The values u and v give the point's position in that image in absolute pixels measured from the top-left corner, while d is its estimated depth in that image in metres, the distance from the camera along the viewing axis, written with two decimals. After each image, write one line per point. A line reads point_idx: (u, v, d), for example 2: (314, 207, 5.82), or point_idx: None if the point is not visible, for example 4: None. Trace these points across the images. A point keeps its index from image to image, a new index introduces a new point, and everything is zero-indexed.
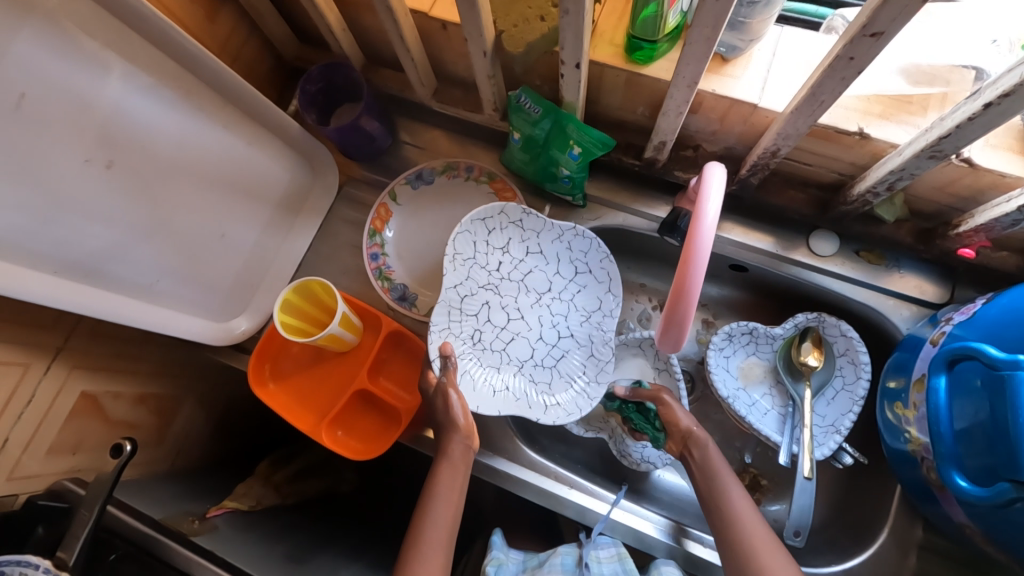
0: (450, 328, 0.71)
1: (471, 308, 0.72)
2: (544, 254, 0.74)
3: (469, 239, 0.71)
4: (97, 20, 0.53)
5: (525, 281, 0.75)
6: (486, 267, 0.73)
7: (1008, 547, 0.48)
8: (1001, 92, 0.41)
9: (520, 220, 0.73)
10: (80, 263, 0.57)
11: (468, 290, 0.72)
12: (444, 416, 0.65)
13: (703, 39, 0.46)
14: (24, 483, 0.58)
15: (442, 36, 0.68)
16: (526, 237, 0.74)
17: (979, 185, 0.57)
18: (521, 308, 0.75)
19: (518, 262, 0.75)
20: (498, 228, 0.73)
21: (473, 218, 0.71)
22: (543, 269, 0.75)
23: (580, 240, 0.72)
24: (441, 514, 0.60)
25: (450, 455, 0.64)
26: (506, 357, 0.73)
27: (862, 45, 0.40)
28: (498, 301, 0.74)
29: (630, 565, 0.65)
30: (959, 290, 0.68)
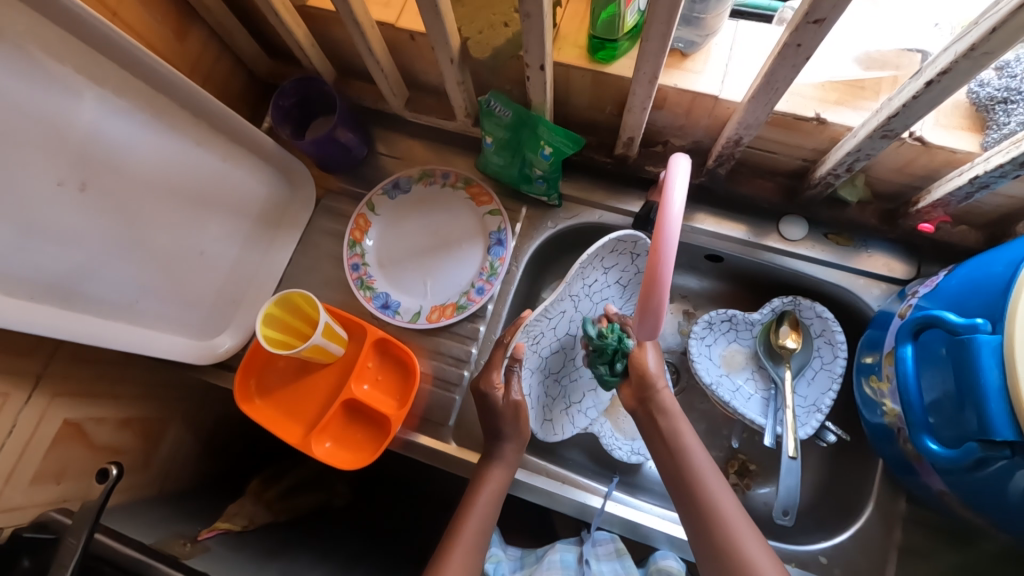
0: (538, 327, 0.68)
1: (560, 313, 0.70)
2: (639, 290, 0.74)
3: (595, 251, 0.68)
4: (66, 44, 0.53)
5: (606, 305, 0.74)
6: (590, 286, 0.69)
7: (982, 508, 0.49)
8: (940, 69, 0.43)
9: (647, 258, 0.69)
10: (57, 287, 0.57)
11: (567, 302, 0.68)
12: (512, 427, 0.65)
13: (660, 35, 0.48)
14: (7, 517, 0.57)
15: (411, 46, 0.70)
16: (639, 272, 0.71)
17: (934, 162, 0.59)
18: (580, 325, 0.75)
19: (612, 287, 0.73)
20: (622, 254, 0.67)
21: (618, 237, 0.63)
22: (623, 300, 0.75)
23: None
24: (477, 515, 0.61)
25: (506, 458, 0.65)
26: (545, 361, 0.73)
27: (808, 32, 0.42)
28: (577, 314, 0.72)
29: (628, 561, 0.67)
30: (925, 266, 0.70)
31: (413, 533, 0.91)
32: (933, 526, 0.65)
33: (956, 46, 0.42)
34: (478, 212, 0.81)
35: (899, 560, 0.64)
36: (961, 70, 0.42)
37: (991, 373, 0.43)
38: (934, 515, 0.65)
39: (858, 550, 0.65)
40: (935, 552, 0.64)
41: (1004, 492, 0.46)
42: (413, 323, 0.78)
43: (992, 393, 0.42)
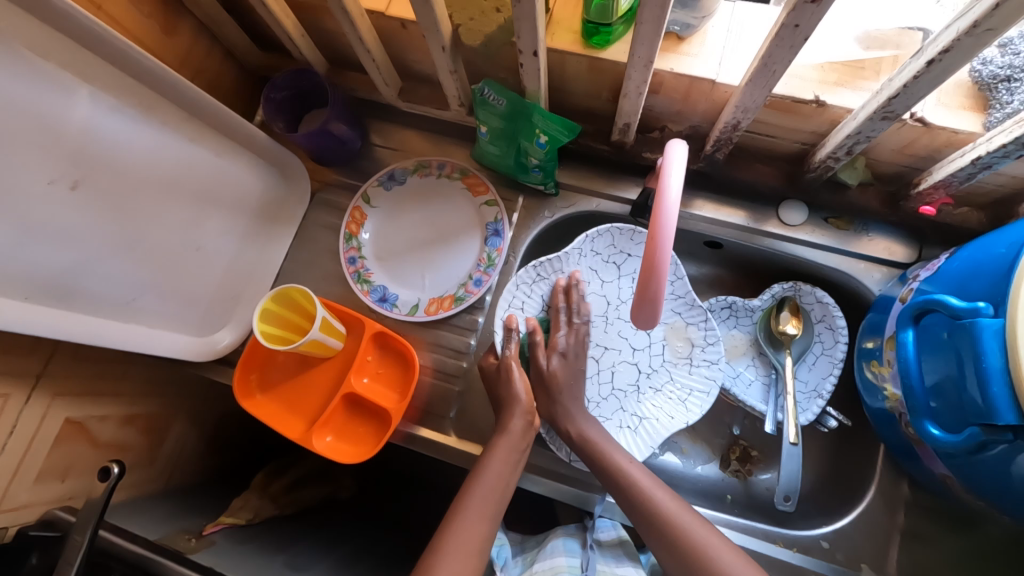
0: (538, 315, 0.75)
1: (554, 303, 0.75)
2: (580, 277, 0.75)
3: (525, 290, 0.75)
4: (51, 40, 0.52)
5: (584, 312, 0.76)
6: (546, 331, 0.76)
7: (981, 492, 0.49)
8: (943, 47, 0.42)
9: (539, 274, 0.74)
10: (49, 286, 0.56)
11: None
12: (505, 390, 0.67)
13: (655, 18, 0.46)
14: (13, 516, 0.58)
15: (402, 35, 0.68)
16: (555, 281, 0.75)
17: (935, 143, 0.58)
18: (599, 340, 0.75)
19: (605, 282, 0.76)
20: (539, 275, 0.74)
21: (518, 280, 0.74)
22: (595, 291, 0.76)
23: (621, 236, 0.73)
24: (485, 484, 0.61)
25: (509, 429, 0.65)
26: (617, 386, 0.74)
27: (806, 12, 0.41)
28: (592, 310, 0.76)
29: (632, 548, 0.67)
30: (927, 249, 0.69)
31: (418, 524, 0.92)
32: (935, 508, 0.65)
33: (959, 22, 0.40)
34: (475, 202, 0.80)
35: (901, 543, 0.64)
36: (963, 49, 0.41)
37: (992, 356, 0.42)
38: (935, 497, 0.65)
39: (861, 535, 0.65)
40: (936, 533, 0.65)
41: (1009, 477, 0.45)
42: (411, 316, 0.78)
43: (995, 377, 0.41)
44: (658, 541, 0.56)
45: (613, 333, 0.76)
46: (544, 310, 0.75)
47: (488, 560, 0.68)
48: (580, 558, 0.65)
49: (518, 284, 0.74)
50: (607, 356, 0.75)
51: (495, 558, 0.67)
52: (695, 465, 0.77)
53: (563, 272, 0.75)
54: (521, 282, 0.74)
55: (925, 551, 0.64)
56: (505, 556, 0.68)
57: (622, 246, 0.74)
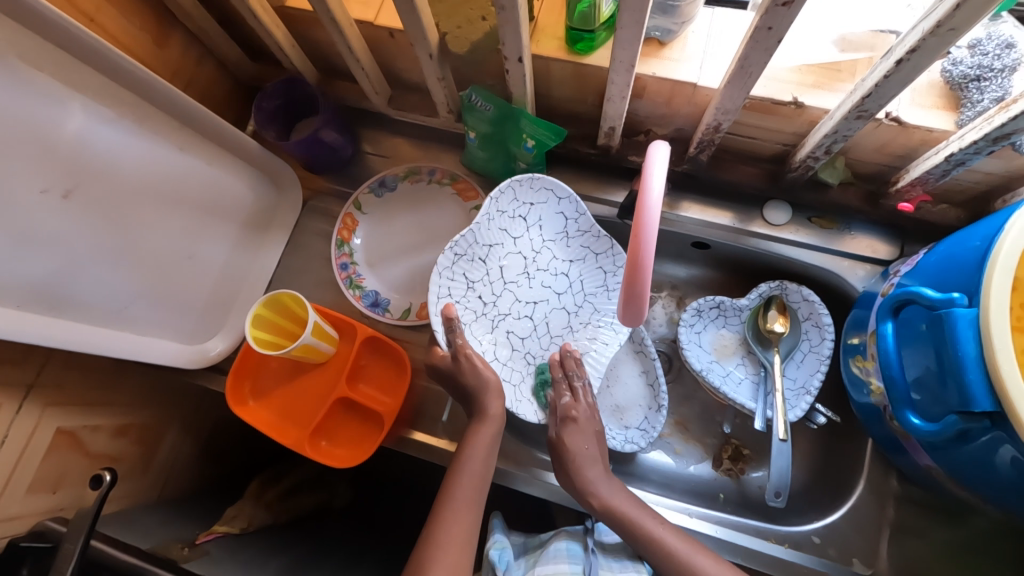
0: (466, 293, 0.68)
1: (476, 276, 0.69)
2: (494, 241, 0.69)
3: (451, 276, 0.67)
4: (43, 51, 0.53)
5: (504, 275, 0.71)
6: (479, 309, 0.70)
7: (968, 481, 0.50)
8: (909, 47, 0.44)
9: (462, 253, 0.67)
10: (42, 295, 0.56)
11: (488, 345, 0.71)
12: (473, 377, 0.65)
13: (634, 23, 0.48)
14: (4, 526, 0.57)
15: (391, 44, 0.70)
16: (473, 254, 0.68)
17: (911, 142, 0.59)
18: (523, 296, 0.73)
19: (517, 239, 0.71)
20: (460, 254, 0.67)
21: (442, 268, 0.66)
22: (508, 251, 0.71)
23: (524, 188, 0.68)
24: (468, 486, 0.61)
25: (490, 415, 0.64)
26: (550, 331, 0.74)
27: (778, 15, 0.43)
28: (511, 271, 0.71)
29: (634, 550, 0.66)
30: (909, 246, 0.70)
31: (414, 529, 0.92)
32: (923, 499, 0.66)
33: (923, 23, 0.42)
34: (466, 207, 0.81)
35: (891, 537, 0.65)
36: (928, 48, 0.43)
37: (967, 344, 0.43)
38: (924, 491, 0.66)
39: (852, 530, 0.66)
40: (925, 525, 0.65)
41: (991, 466, 0.46)
42: (404, 320, 0.78)
43: (971, 364, 0.43)
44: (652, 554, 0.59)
45: (536, 286, 0.73)
46: (470, 287, 0.69)
47: (489, 565, 0.66)
48: (582, 562, 0.64)
49: (439, 271, 0.66)
50: (534, 308, 0.74)
51: (497, 562, 0.65)
52: (688, 465, 0.78)
53: (480, 242, 0.68)
54: (442, 269, 0.66)
55: (915, 543, 0.65)
56: (507, 559, 0.66)
57: (525, 198, 0.69)
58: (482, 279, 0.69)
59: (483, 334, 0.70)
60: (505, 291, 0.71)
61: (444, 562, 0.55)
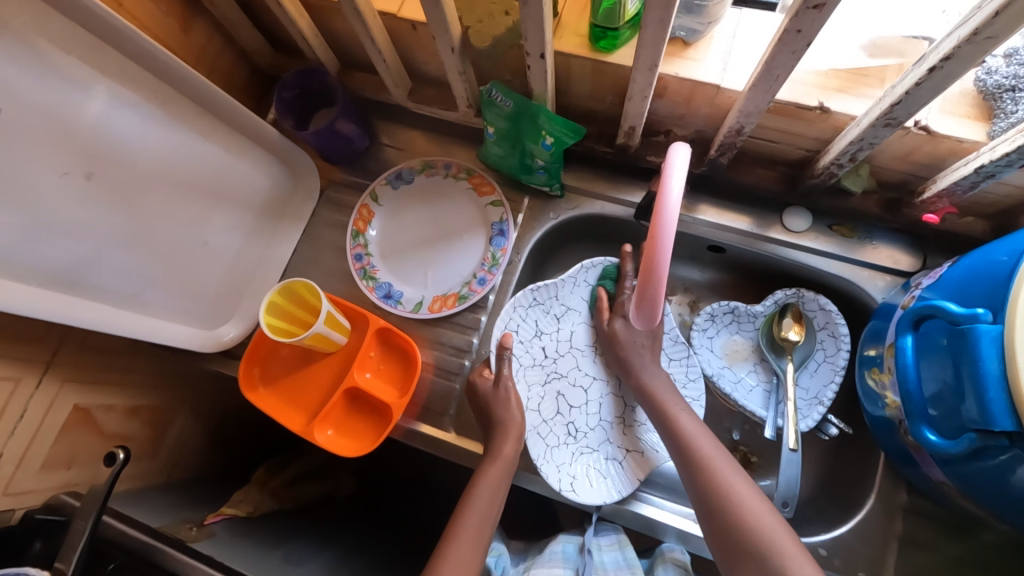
0: (533, 339, 0.77)
1: (546, 328, 0.78)
2: (571, 307, 0.79)
3: (520, 315, 0.76)
4: (69, 32, 0.53)
5: (572, 342, 0.79)
6: (537, 361, 0.77)
7: (983, 500, 0.49)
8: (943, 55, 0.42)
9: (534, 299, 0.77)
10: (62, 275, 0.57)
11: (536, 397, 0.76)
12: (501, 414, 0.68)
13: (658, 22, 0.47)
14: (19, 500, 0.59)
15: (412, 36, 0.70)
16: (549, 308, 0.78)
17: (938, 151, 0.58)
18: (586, 371, 0.78)
19: (595, 313, 0.79)
20: (536, 302, 0.77)
21: (516, 304, 0.76)
22: (582, 322, 0.79)
23: (613, 269, 0.77)
24: (478, 507, 0.62)
25: (502, 453, 0.66)
26: (600, 418, 0.75)
27: (807, 17, 0.42)
28: (581, 339, 0.79)
29: (631, 552, 0.65)
30: (931, 257, 0.69)
31: (415, 522, 0.92)
32: (933, 517, 0.65)
33: (959, 30, 0.41)
34: (480, 203, 0.81)
35: (899, 553, 0.64)
36: (963, 56, 0.41)
37: (990, 362, 0.42)
38: (935, 508, 0.65)
39: (859, 544, 0.65)
40: (934, 544, 0.64)
41: (1007, 485, 0.45)
42: (414, 313, 0.78)
43: (992, 382, 0.42)
44: (693, 491, 0.59)
45: (601, 364, 0.78)
46: (539, 335, 0.78)
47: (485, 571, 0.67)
48: (576, 564, 0.64)
49: (515, 306, 0.76)
50: (595, 385, 0.77)
51: (493, 568, 0.66)
52: None
53: (557, 300, 0.78)
54: (518, 307, 0.76)
55: (923, 560, 0.64)
56: (503, 564, 0.66)
57: (614, 279, 0.78)
58: (551, 334, 0.78)
59: (535, 382, 0.77)
60: (570, 354, 0.78)
61: (458, 553, 0.58)
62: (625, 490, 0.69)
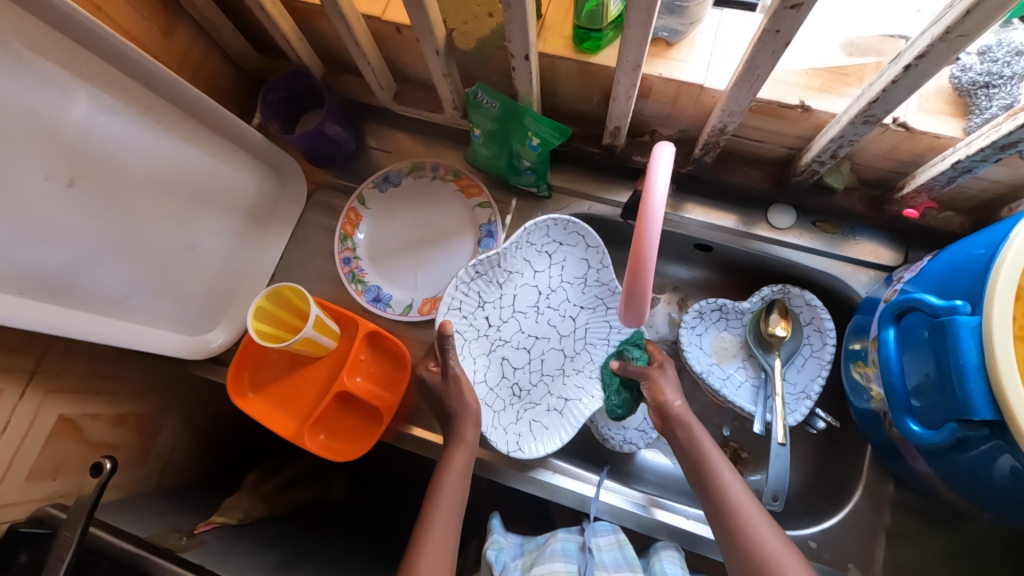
0: (476, 311, 0.75)
1: (489, 297, 0.75)
2: (515, 269, 0.76)
3: (465, 292, 0.73)
4: (49, 38, 0.53)
5: (515, 305, 0.77)
6: (480, 329, 0.76)
7: (966, 489, 0.50)
8: (918, 53, 0.43)
9: (477, 273, 0.72)
10: (45, 283, 0.57)
11: (480, 365, 0.76)
12: (459, 402, 0.67)
13: (641, 22, 0.48)
14: (3, 513, 0.58)
15: (397, 39, 0.70)
16: (492, 277, 0.74)
17: (917, 148, 0.59)
18: (525, 330, 0.78)
19: (537, 273, 0.77)
20: (480, 273, 0.73)
21: (465, 278, 0.72)
22: (524, 282, 0.77)
23: (557, 228, 0.74)
24: (444, 498, 0.62)
25: (464, 439, 0.65)
26: (541, 371, 0.78)
27: (786, 17, 0.42)
28: (523, 300, 0.78)
29: (631, 552, 0.65)
30: (913, 252, 0.70)
31: (408, 526, 0.92)
32: (919, 507, 0.66)
33: (933, 28, 0.42)
34: (468, 204, 0.81)
35: (887, 544, 0.65)
36: (938, 54, 0.42)
37: (969, 353, 0.43)
38: (922, 499, 0.66)
39: (848, 536, 0.66)
40: (921, 534, 0.65)
41: (989, 474, 0.46)
42: (404, 316, 0.78)
43: (972, 372, 0.42)
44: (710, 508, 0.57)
45: (543, 322, 0.79)
46: (481, 306, 0.75)
47: (487, 566, 0.67)
48: (578, 562, 0.64)
49: (456, 284, 0.72)
50: (535, 343, 0.79)
51: (493, 562, 0.66)
52: None
53: (500, 267, 0.74)
54: (460, 282, 0.72)
55: (909, 550, 0.65)
56: (504, 559, 0.67)
57: (555, 237, 0.74)
58: (494, 302, 0.76)
59: (480, 353, 0.76)
60: (512, 317, 0.78)
61: (445, 550, 0.59)
62: (568, 437, 0.72)
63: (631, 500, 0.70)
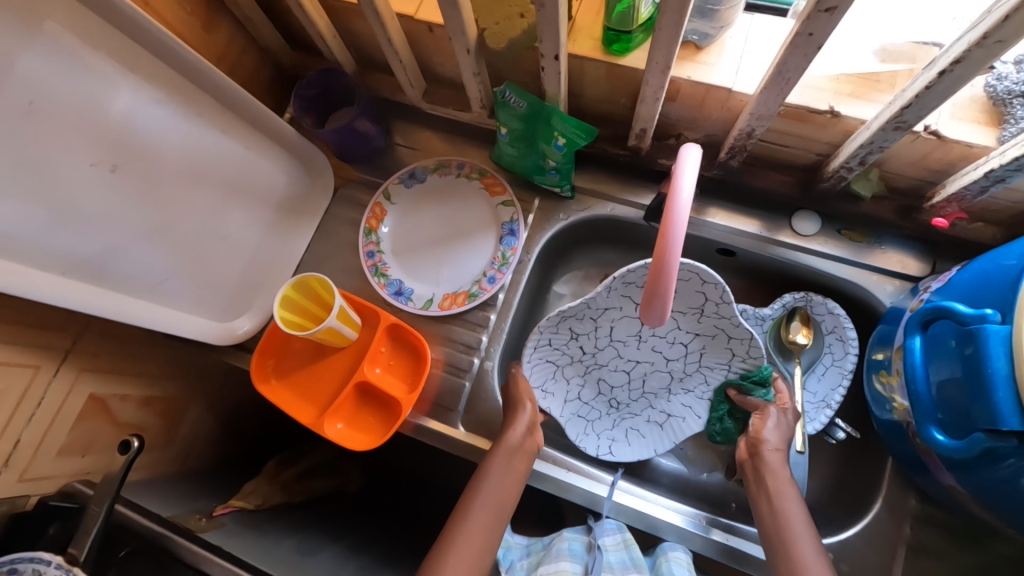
0: (568, 343, 0.75)
1: (580, 331, 0.74)
2: (611, 306, 0.70)
3: (551, 331, 0.73)
4: (99, 29, 0.55)
5: (613, 335, 0.74)
6: (575, 356, 0.76)
7: (993, 505, 0.49)
8: (954, 58, 0.43)
9: (565, 317, 0.71)
10: (85, 265, 0.59)
11: (575, 385, 0.78)
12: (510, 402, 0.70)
13: (672, 25, 0.48)
14: (35, 486, 0.60)
15: (429, 38, 0.71)
16: (583, 317, 0.72)
17: (950, 156, 0.59)
18: (627, 356, 0.76)
19: (639, 306, 0.69)
20: (567, 317, 0.72)
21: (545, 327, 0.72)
22: (626, 315, 0.71)
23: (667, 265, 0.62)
24: (483, 497, 0.61)
25: (509, 440, 0.66)
26: (644, 388, 0.77)
27: (820, 21, 0.42)
28: (621, 332, 0.73)
29: (637, 552, 0.65)
30: (941, 263, 0.69)
31: (420, 521, 0.92)
32: (942, 522, 0.65)
33: (970, 34, 0.41)
34: (492, 202, 0.82)
35: (907, 558, 0.64)
36: (974, 60, 0.42)
37: (998, 363, 0.42)
38: (944, 514, 0.65)
39: (867, 549, 0.65)
40: (942, 549, 0.64)
41: (1018, 490, 0.45)
42: (425, 310, 0.79)
43: (1001, 382, 0.42)
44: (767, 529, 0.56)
45: (646, 349, 0.74)
46: (573, 338, 0.74)
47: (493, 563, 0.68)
48: (583, 561, 0.63)
49: (539, 332, 0.72)
50: (642, 365, 0.76)
51: (501, 559, 0.67)
52: (700, 472, 0.79)
53: (591, 309, 0.71)
54: (544, 327, 0.72)
55: (930, 566, 0.63)
56: (512, 557, 0.68)
57: None
58: (587, 334, 0.74)
59: (574, 376, 0.77)
60: (609, 346, 0.75)
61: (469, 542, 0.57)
62: (660, 450, 0.76)
63: (689, 519, 0.70)
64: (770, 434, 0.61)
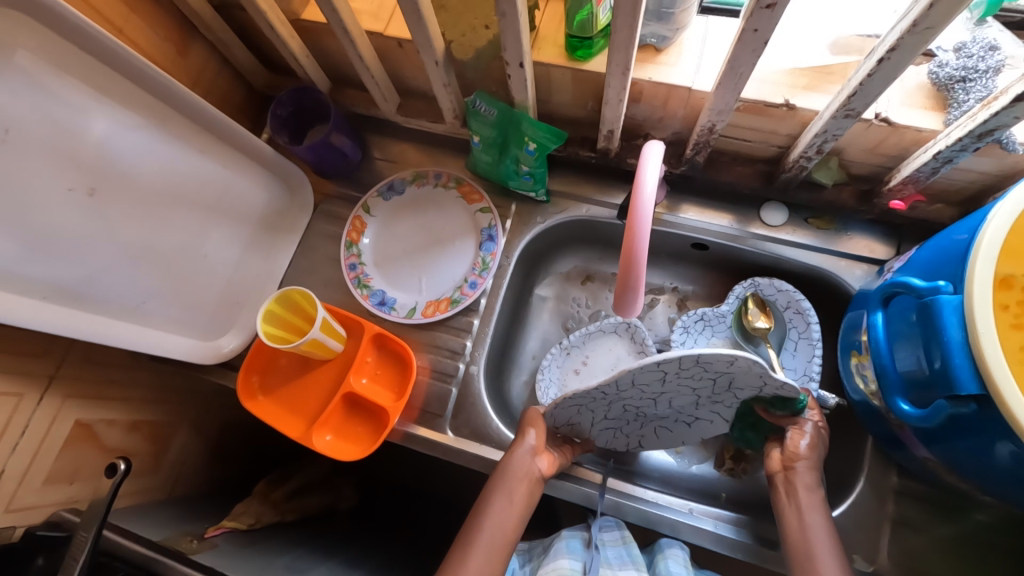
0: (585, 395, 0.59)
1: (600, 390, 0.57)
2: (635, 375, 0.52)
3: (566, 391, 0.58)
4: (73, 58, 0.56)
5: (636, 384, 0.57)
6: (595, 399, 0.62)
7: (966, 473, 0.51)
8: (889, 46, 0.46)
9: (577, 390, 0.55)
10: (67, 289, 0.60)
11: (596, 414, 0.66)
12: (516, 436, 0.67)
13: (626, 27, 0.50)
14: (21, 516, 0.60)
15: (399, 53, 0.73)
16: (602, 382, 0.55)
17: (902, 142, 0.61)
18: (655, 393, 0.60)
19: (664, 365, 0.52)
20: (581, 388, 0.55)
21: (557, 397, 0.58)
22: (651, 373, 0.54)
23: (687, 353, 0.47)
24: (490, 527, 0.59)
25: (517, 473, 0.63)
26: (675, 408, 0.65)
27: (763, 16, 0.45)
28: (647, 382, 0.56)
29: (635, 549, 0.65)
30: (905, 245, 0.72)
31: (417, 532, 0.92)
32: (925, 497, 0.66)
33: (901, 23, 0.44)
34: (470, 210, 0.84)
35: (891, 534, 0.65)
36: (908, 47, 0.45)
37: (952, 330, 0.44)
38: (926, 489, 0.66)
39: (854, 528, 0.66)
40: (926, 523, 0.65)
41: (986, 456, 0.47)
42: (409, 318, 0.80)
43: (957, 349, 0.44)
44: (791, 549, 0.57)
45: (674, 390, 0.59)
46: (592, 393, 0.59)
47: None
48: (582, 559, 0.63)
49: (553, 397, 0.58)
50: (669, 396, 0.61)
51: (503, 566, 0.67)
52: (690, 464, 0.79)
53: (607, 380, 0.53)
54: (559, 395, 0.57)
55: (915, 541, 0.65)
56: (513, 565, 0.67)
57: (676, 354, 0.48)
58: (607, 389, 0.57)
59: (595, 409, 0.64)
60: (633, 392, 0.59)
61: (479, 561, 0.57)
62: (688, 441, 0.72)
63: (725, 524, 0.69)
64: (806, 450, 0.62)
